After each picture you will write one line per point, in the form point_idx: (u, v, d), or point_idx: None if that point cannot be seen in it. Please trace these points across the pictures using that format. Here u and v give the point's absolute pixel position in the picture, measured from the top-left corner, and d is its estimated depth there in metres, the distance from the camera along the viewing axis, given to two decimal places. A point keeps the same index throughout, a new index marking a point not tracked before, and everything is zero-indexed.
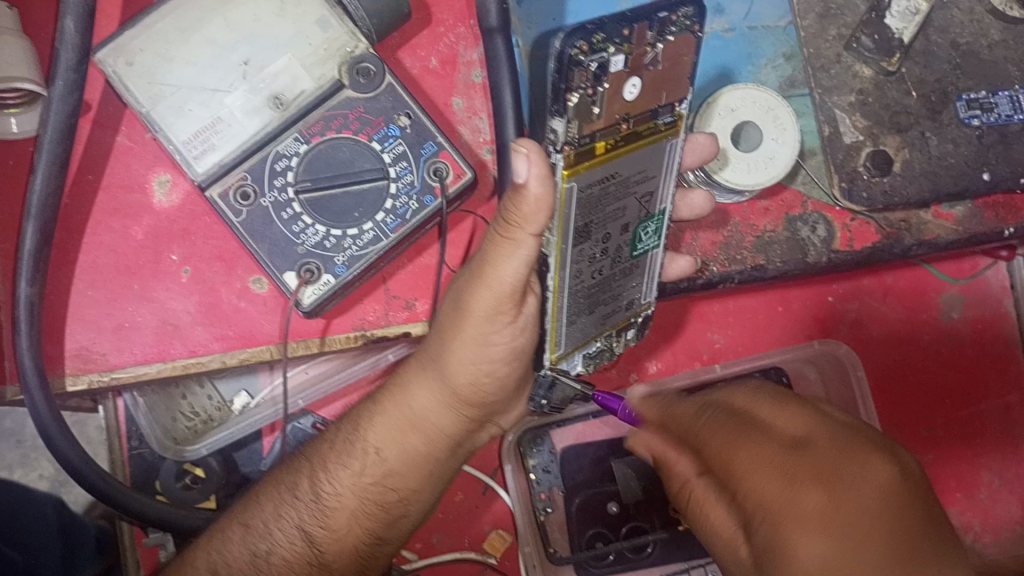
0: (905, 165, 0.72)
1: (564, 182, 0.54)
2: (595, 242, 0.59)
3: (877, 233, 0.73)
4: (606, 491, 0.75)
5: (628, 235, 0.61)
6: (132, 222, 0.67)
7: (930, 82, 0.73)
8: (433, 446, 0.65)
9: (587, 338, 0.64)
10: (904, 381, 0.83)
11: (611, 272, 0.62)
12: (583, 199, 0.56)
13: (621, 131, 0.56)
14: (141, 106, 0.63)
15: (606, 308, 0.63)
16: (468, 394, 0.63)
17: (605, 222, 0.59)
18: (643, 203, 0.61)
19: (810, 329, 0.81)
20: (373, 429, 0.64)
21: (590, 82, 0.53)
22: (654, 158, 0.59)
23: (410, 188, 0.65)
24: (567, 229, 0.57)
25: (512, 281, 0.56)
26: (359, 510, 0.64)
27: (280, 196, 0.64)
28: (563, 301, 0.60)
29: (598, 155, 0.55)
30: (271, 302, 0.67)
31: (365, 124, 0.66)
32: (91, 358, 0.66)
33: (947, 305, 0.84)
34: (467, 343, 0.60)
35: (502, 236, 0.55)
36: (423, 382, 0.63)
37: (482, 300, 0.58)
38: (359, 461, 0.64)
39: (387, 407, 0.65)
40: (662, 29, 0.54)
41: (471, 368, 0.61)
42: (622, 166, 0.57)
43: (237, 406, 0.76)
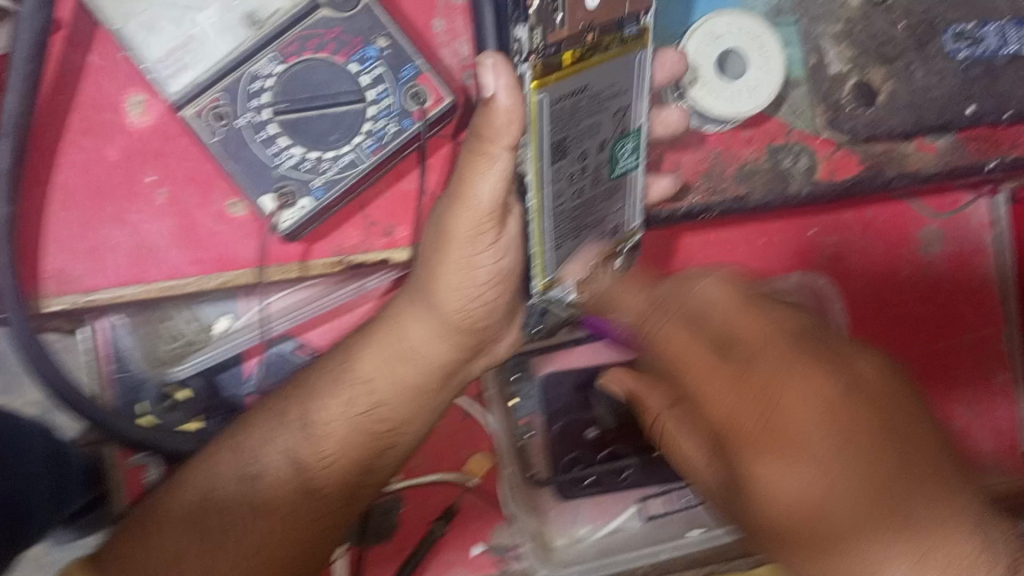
0: (889, 97, 0.71)
1: (533, 94, 0.51)
2: (573, 160, 0.57)
3: (858, 164, 0.72)
4: (582, 417, 0.75)
5: (607, 152, 0.60)
6: (105, 142, 0.66)
7: (918, 12, 0.72)
8: (425, 375, 0.67)
9: (574, 258, 0.63)
10: (882, 315, 0.84)
11: (593, 193, 0.60)
12: (556, 113, 0.53)
13: (587, 40, 0.52)
14: (112, 22, 0.62)
15: (591, 232, 0.63)
16: (458, 322, 0.67)
17: (580, 138, 0.56)
18: (618, 119, 0.59)
19: (789, 261, 0.81)
20: (365, 359, 0.66)
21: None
22: (622, 70, 0.56)
23: (388, 112, 0.64)
24: (542, 145, 0.54)
25: (487, 200, 0.60)
26: (352, 437, 0.65)
27: (255, 117, 0.63)
28: (546, 224, 0.58)
29: (566, 66, 0.51)
30: (247, 226, 0.67)
31: (342, 45, 0.65)
32: (68, 280, 0.66)
33: (927, 241, 0.83)
34: (453, 268, 0.64)
35: (477, 153, 0.58)
36: (412, 313, 0.67)
37: (464, 224, 0.62)
38: (348, 390, 0.65)
39: (377, 339, 0.67)
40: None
41: (458, 294, 0.66)
42: (594, 79, 0.54)
43: (217, 330, 0.76)
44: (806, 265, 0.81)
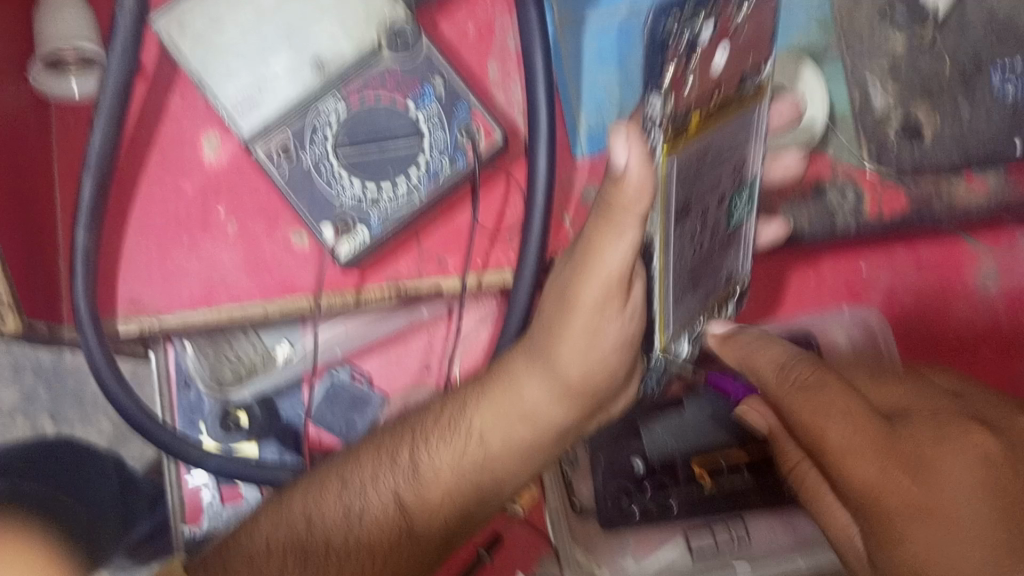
0: (935, 133, 0.72)
1: (665, 160, 0.46)
2: (696, 219, 0.53)
3: (906, 199, 0.73)
4: (631, 446, 0.75)
5: (724, 207, 0.57)
6: (182, 177, 0.71)
7: (964, 51, 0.72)
8: (544, 436, 0.66)
9: (691, 319, 0.60)
10: (935, 349, 0.82)
11: (710, 247, 0.58)
12: (682, 175, 0.49)
13: (715, 97, 0.47)
14: (191, 66, 0.66)
15: (707, 287, 0.60)
16: (579, 387, 0.64)
17: (703, 196, 0.53)
18: (735, 171, 0.56)
19: (839, 296, 0.83)
20: (479, 413, 0.66)
21: (684, 57, 0.42)
22: (746, 123, 0.54)
23: (443, 147, 0.68)
24: (670, 210, 0.50)
25: (616, 265, 0.56)
26: (456, 488, 0.64)
27: (318, 152, 0.67)
28: (670, 290, 0.55)
29: (691, 132, 0.46)
30: (310, 255, 0.71)
31: (401, 85, 0.68)
32: (141, 305, 0.71)
33: (984, 277, 0.82)
34: (581, 335, 0.61)
35: (603, 218, 0.54)
36: (532, 371, 0.65)
37: (592, 289, 0.58)
38: (462, 442, 0.65)
39: (497, 394, 0.66)
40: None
41: (581, 359, 0.63)
42: (719, 137, 0.51)
43: (279, 357, 0.79)
44: (860, 299, 0.82)
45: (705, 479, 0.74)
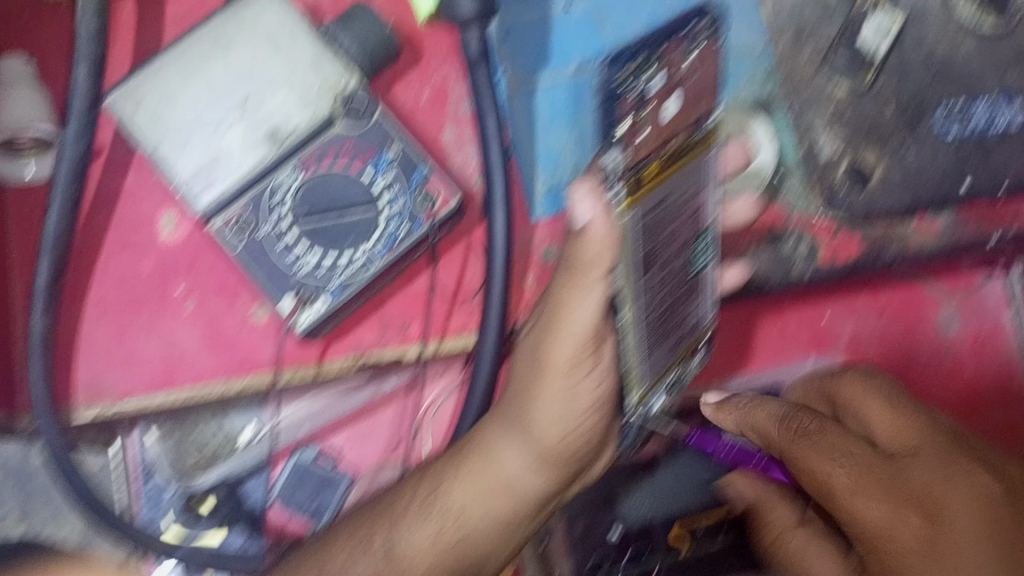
0: (883, 176, 0.73)
1: (624, 214, 0.50)
2: (660, 270, 0.56)
3: (858, 245, 0.76)
4: (606, 518, 0.72)
5: (687, 252, 0.60)
6: (140, 257, 0.71)
7: (906, 95, 0.74)
8: (518, 507, 0.66)
9: (661, 371, 0.62)
10: None
11: (679, 297, 0.60)
12: (645, 226, 0.53)
13: (671, 148, 0.53)
14: (147, 144, 0.67)
15: (678, 335, 0.62)
16: (557, 452, 0.64)
17: (666, 244, 0.56)
18: (695, 215, 0.59)
19: (804, 347, 0.83)
20: (457, 486, 0.66)
21: (636, 109, 0.49)
22: (700, 168, 0.57)
23: (400, 215, 0.68)
24: (634, 262, 0.53)
25: (586, 327, 0.57)
26: (434, 563, 0.66)
27: (276, 226, 0.67)
28: (638, 338, 0.56)
29: (649, 179, 0.51)
30: (270, 329, 0.70)
31: (359, 154, 0.69)
32: (101, 388, 0.69)
33: (945, 322, 0.84)
34: (555, 399, 0.61)
35: (572, 281, 0.55)
36: (506, 438, 0.65)
37: (563, 353, 0.59)
38: (439, 517, 0.66)
39: (470, 465, 0.66)
40: (693, 37, 0.53)
41: (558, 425, 0.62)
42: (674, 185, 0.54)
43: (243, 440, 0.78)
44: (827, 347, 0.83)
45: (684, 551, 0.71)
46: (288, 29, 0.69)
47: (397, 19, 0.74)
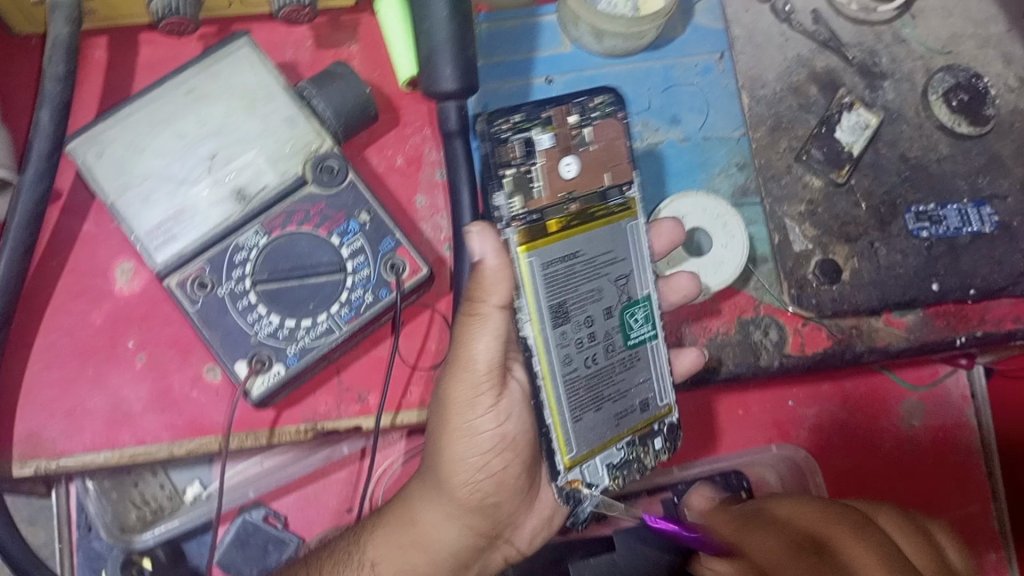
0: (854, 275, 0.74)
1: (521, 257, 0.58)
2: (576, 324, 0.60)
3: (828, 339, 0.74)
4: None
5: (615, 320, 0.62)
6: (91, 308, 0.69)
7: (879, 194, 0.75)
8: (437, 565, 0.65)
9: (603, 440, 0.61)
10: (864, 488, 0.83)
11: (608, 363, 0.62)
12: (548, 277, 0.59)
13: (570, 209, 0.60)
14: (107, 195, 0.64)
15: (615, 406, 0.62)
16: (469, 500, 0.64)
17: (581, 303, 0.60)
18: (620, 286, 0.62)
19: (768, 433, 0.81)
20: (373, 546, 0.65)
21: (521, 158, 0.60)
22: (615, 238, 0.62)
23: (366, 282, 0.67)
24: (540, 311, 0.58)
25: (484, 360, 0.60)
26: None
27: (236, 286, 0.66)
28: (559, 391, 0.59)
29: (550, 232, 0.59)
30: (223, 391, 0.68)
31: (325, 219, 0.67)
32: (38, 444, 0.66)
33: (908, 414, 0.85)
34: (456, 437, 0.62)
35: (468, 315, 0.58)
36: (424, 495, 0.65)
37: (461, 386, 0.61)
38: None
39: (389, 524, 0.66)
40: (584, 113, 0.62)
41: (466, 467, 0.63)
42: (584, 246, 0.60)
43: (190, 496, 0.78)
44: (790, 436, 0.82)
45: None
46: (264, 87, 0.68)
47: (375, 82, 0.75)
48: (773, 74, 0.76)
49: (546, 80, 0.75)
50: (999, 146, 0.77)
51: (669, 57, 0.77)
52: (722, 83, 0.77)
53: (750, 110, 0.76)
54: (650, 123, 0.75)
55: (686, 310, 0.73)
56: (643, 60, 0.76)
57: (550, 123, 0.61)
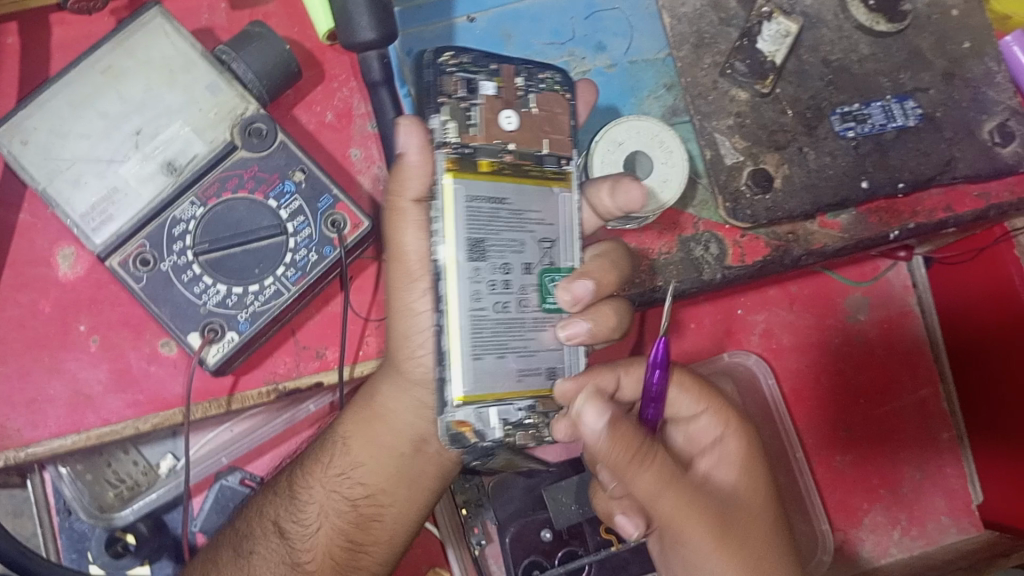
0: (786, 181, 0.75)
1: (447, 183, 0.58)
2: (492, 266, 0.59)
3: (767, 246, 0.77)
4: (539, 517, 0.84)
5: (534, 278, 0.62)
6: (38, 296, 0.69)
7: (804, 99, 0.76)
8: (396, 438, 0.70)
9: (503, 392, 0.59)
10: (832, 386, 0.92)
11: (521, 316, 0.61)
12: (470, 210, 0.59)
13: (506, 159, 0.61)
14: (38, 183, 0.64)
15: (520, 359, 0.60)
16: (418, 376, 0.68)
17: (500, 249, 0.60)
18: (543, 249, 0.62)
19: (721, 341, 0.88)
20: (344, 425, 0.72)
21: (461, 94, 0.60)
22: (547, 203, 0.63)
23: (309, 241, 0.67)
24: (457, 239, 0.58)
25: (411, 248, 0.64)
26: (329, 505, 0.69)
27: (179, 259, 0.66)
28: (497, 388, 0.59)
29: (481, 170, 0.60)
30: (180, 363, 0.70)
31: (260, 182, 0.68)
32: (6, 435, 0.67)
33: (854, 308, 0.93)
34: (400, 316, 0.66)
35: (391, 209, 0.63)
36: (382, 379, 0.70)
37: (397, 273, 0.65)
38: (329, 454, 0.71)
39: (358, 406, 0.71)
40: (531, 79, 0.63)
41: (408, 347, 0.67)
42: (512, 194, 0.61)
43: (163, 469, 0.79)
44: (743, 341, 0.89)
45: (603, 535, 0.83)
46: (181, 55, 0.67)
47: (295, 39, 0.75)
48: None
49: (468, 19, 0.76)
50: (918, 40, 0.79)
51: None
52: (643, 6, 0.79)
53: (672, 29, 0.76)
54: (576, 53, 0.77)
55: (628, 234, 0.75)
56: None
57: (496, 75, 0.62)
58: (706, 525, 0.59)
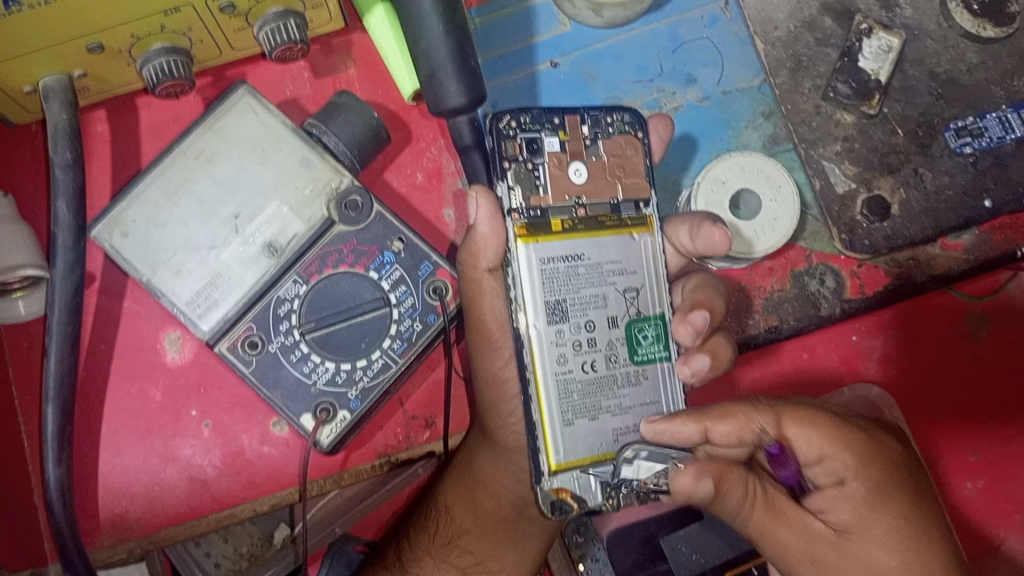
0: (902, 206, 0.72)
1: (519, 247, 0.57)
2: (576, 326, 0.57)
3: (886, 274, 0.73)
4: (658, 569, 0.74)
5: (621, 331, 0.59)
6: (148, 385, 0.69)
7: (913, 117, 0.73)
8: (498, 502, 0.70)
9: (594, 453, 0.56)
10: (944, 407, 0.80)
11: (611, 373, 0.58)
12: (545, 272, 0.57)
13: (579, 215, 0.59)
14: (141, 274, 0.63)
15: (614, 418, 0.57)
16: (510, 443, 0.67)
17: (582, 306, 0.58)
18: (628, 299, 0.59)
19: (839, 374, 0.79)
20: (448, 490, 0.71)
21: (526, 156, 0.59)
22: (628, 252, 0.60)
23: (412, 310, 0.66)
24: (535, 304, 0.56)
25: (493, 319, 0.62)
26: (441, 574, 0.68)
27: (286, 339, 0.65)
28: (591, 452, 0.56)
29: (554, 230, 0.58)
30: (293, 442, 0.69)
31: (359, 255, 0.66)
32: (127, 526, 0.67)
33: (974, 326, 0.81)
34: (485, 386, 0.66)
35: (465, 281, 0.62)
36: (480, 446, 0.69)
37: (478, 342, 0.64)
38: (434, 523, 0.70)
39: (456, 470, 0.70)
40: (598, 124, 0.61)
41: (498, 416, 0.66)
42: (589, 249, 0.58)
43: (280, 539, 0.74)
44: (861, 372, 0.79)
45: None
46: (270, 133, 0.66)
47: (379, 102, 0.74)
48: (783, 14, 0.74)
49: (551, 65, 0.74)
50: None
51: (672, 16, 0.75)
52: (731, 31, 0.75)
53: (767, 56, 0.73)
54: (666, 90, 0.74)
55: (738, 273, 0.72)
56: (646, 24, 0.74)
57: (561, 128, 0.60)
58: (860, 476, 0.57)
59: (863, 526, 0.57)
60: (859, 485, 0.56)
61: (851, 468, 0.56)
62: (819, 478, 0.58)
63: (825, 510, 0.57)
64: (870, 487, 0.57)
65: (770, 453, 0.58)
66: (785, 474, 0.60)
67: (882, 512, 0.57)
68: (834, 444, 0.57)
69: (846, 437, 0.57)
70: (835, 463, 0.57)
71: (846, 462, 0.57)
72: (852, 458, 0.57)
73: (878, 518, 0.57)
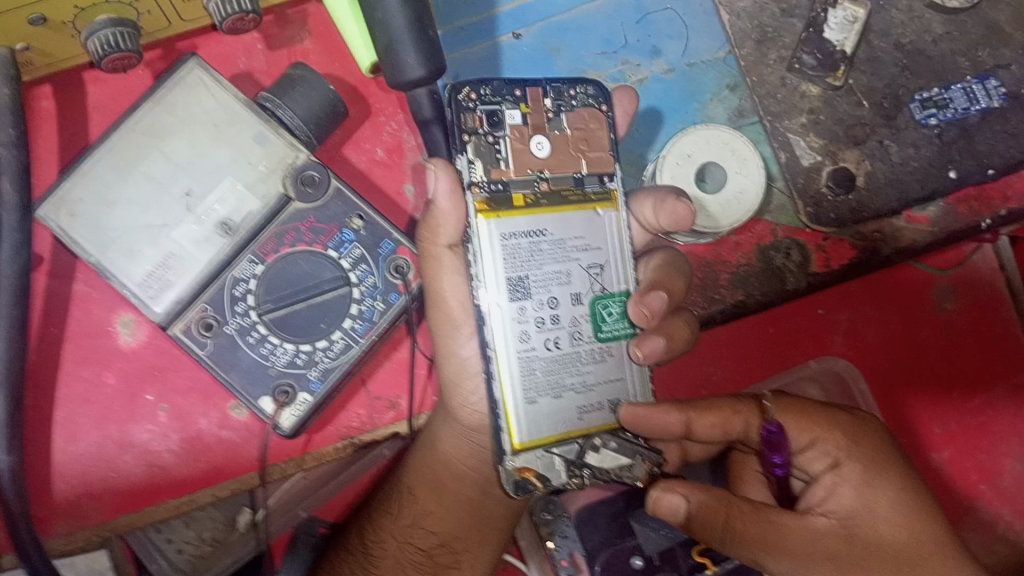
0: (868, 178, 0.71)
1: (480, 222, 0.55)
2: (539, 303, 0.56)
3: (852, 248, 0.73)
4: (627, 545, 0.72)
5: (585, 308, 0.58)
6: (101, 369, 0.67)
7: (879, 88, 0.72)
8: (462, 482, 0.69)
9: (556, 431, 0.55)
10: (913, 383, 0.81)
11: (574, 350, 0.57)
12: (507, 247, 0.56)
13: (541, 189, 0.58)
14: (90, 256, 0.61)
15: (577, 396, 0.56)
16: (472, 421, 0.67)
17: (545, 283, 0.56)
18: (592, 275, 0.58)
19: (805, 347, 0.79)
20: (411, 473, 0.70)
21: (487, 128, 0.57)
22: (592, 228, 0.58)
23: (374, 289, 0.65)
24: (496, 280, 0.55)
25: (453, 296, 0.62)
26: (404, 557, 0.68)
27: (243, 320, 0.63)
28: (554, 430, 0.55)
29: (516, 204, 0.57)
30: (253, 426, 0.67)
31: (318, 233, 0.65)
32: (81, 514, 0.65)
33: (939, 298, 0.82)
34: (445, 364, 0.65)
35: (424, 256, 0.61)
36: (441, 426, 0.69)
37: (438, 320, 0.64)
38: (396, 506, 0.69)
39: (419, 451, 0.70)
40: (560, 96, 0.59)
41: (459, 393, 0.66)
42: (552, 224, 0.57)
43: (243, 523, 0.73)
44: (827, 345, 0.79)
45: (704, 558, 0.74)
46: (225, 109, 0.63)
47: (337, 75, 0.71)
48: None
49: (514, 36, 0.72)
50: (994, 13, 0.73)
51: None
52: (696, 2, 0.74)
53: (732, 27, 0.72)
54: (630, 61, 0.73)
55: (703, 248, 0.71)
56: None
57: (522, 101, 0.58)
58: (853, 456, 0.59)
59: (863, 508, 0.58)
60: (852, 464, 0.59)
61: (842, 447, 0.60)
62: (815, 466, 0.61)
63: (825, 501, 0.59)
64: (864, 467, 0.59)
65: (771, 433, 0.59)
66: (778, 469, 0.60)
67: (880, 495, 0.58)
68: (823, 426, 0.61)
69: (833, 419, 0.61)
70: (827, 447, 0.60)
71: (837, 443, 0.60)
72: (842, 437, 0.60)
73: (876, 497, 0.58)
